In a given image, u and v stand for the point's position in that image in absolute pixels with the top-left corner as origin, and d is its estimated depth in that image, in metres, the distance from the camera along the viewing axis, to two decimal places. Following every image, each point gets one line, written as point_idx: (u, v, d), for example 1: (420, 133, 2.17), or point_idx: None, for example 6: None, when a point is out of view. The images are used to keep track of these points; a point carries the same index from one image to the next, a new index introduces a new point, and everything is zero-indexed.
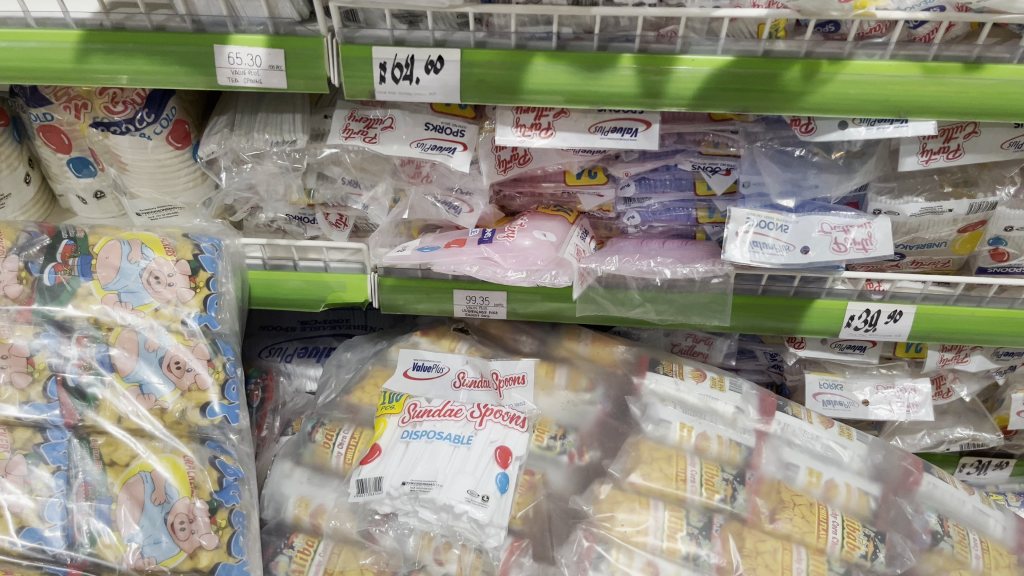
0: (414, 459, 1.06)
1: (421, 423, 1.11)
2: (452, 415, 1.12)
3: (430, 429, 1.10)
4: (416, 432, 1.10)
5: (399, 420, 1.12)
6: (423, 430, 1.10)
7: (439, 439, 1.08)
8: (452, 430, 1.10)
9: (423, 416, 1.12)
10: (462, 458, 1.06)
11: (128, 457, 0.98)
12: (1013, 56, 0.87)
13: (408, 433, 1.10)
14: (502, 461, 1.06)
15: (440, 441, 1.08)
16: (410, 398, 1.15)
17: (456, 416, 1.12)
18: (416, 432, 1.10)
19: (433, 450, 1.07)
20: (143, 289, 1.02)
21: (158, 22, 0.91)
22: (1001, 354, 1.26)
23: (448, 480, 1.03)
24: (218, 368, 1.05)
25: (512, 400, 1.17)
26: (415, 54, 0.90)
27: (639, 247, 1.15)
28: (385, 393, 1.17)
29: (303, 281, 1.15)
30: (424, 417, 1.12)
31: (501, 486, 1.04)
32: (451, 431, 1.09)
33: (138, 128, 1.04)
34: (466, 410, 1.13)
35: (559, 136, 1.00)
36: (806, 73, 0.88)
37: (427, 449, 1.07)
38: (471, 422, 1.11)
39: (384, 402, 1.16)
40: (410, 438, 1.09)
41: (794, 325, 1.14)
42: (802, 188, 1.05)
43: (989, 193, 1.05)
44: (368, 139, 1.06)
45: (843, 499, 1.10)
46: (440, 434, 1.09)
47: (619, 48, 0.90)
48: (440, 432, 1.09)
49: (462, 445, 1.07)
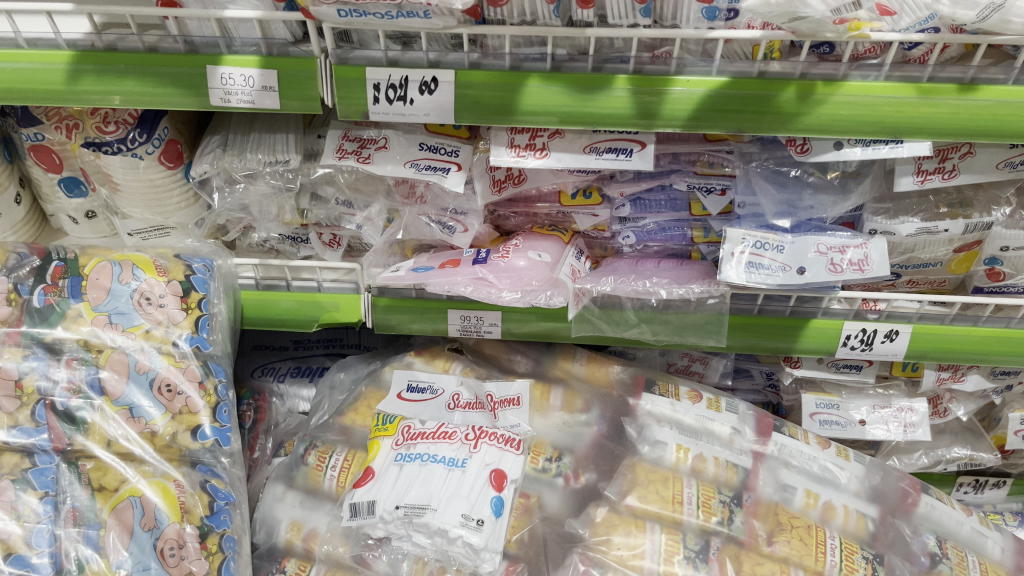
0: (408, 483, 1.05)
1: (415, 446, 1.10)
2: (447, 438, 1.11)
3: (424, 451, 1.09)
4: (410, 455, 1.08)
5: (393, 442, 1.11)
6: (416, 453, 1.09)
7: (433, 462, 1.07)
8: (445, 453, 1.08)
9: (417, 438, 1.11)
10: (457, 481, 1.04)
11: (118, 482, 0.97)
12: (1008, 76, 0.87)
13: (402, 456, 1.08)
14: (497, 484, 1.05)
15: (433, 464, 1.07)
16: (403, 419, 1.14)
17: (450, 438, 1.11)
18: (410, 454, 1.08)
19: (427, 473, 1.05)
20: (134, 310, 1.02)
21: (151, 43, 0.90)
22: (997, 373, 1.25)
23: (442, 505, 1.02)
24: (210, 391, 1.03)
25: (509, 422, 1.16)
26: (408, 75, 0.89)
27: (634, 267, 1.14)
28: (379, 414, 1.16)
29: (295, 301, 1.14)
30: (418, 439, 1.11)
31: (495, 509, 1.03)
32: (446, 454, 1.08)
33: (130, 148, 1.03)
34: (461, 433, 1.12)
35: (553, 156, 0.99)
36: (801, 94, 0.88)
37: (420, 473, 1.06)
38: (466, 445, 1.10)
39: (378, 424, 1.14)
40: (404, 461, 1.08)
41: (790, 344, 1.14)
42: (798, 209, 1.04)
43: (984, 213, 1.05)
44: (361, 159, 1.05)
45: (841, 521, 1.09)
46: (435, 457, 1.08)
47: (614, 70, 0.89)
48: (433, 454, 1.08)
49: (456, 468, 1.06)
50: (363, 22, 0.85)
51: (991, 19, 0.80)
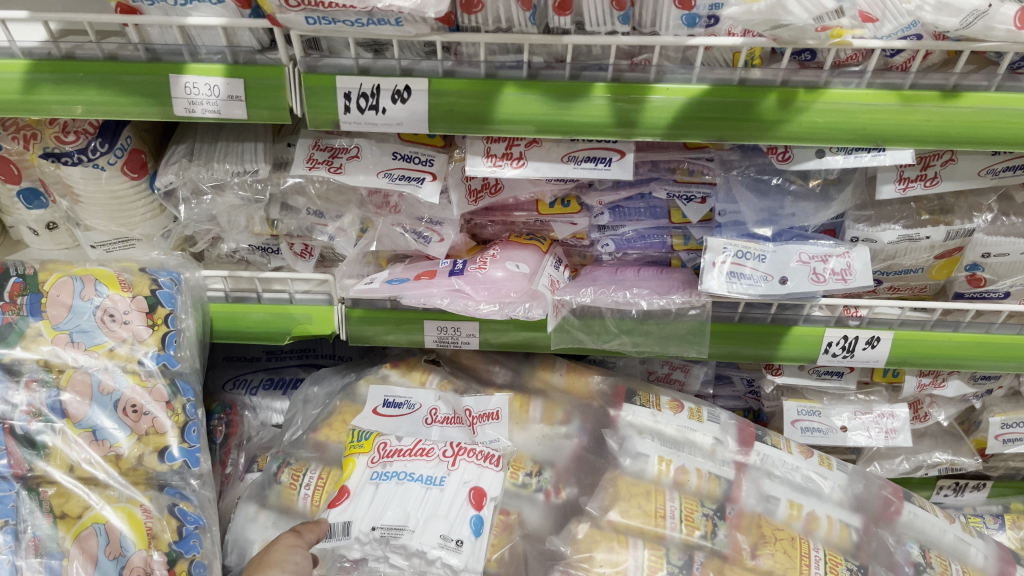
0: (386, 503, 1.02)
1: (391, 464, 1.07)
2: (425, 454, 1.08)
3: (400, 470, 1.06)
4: (386, 473, 1.05)
5: (369, 460, 1.08)
6: (393, 471, 1.06)
7: (410, 481, 1.04)
8: (423, 471, 1.06)
9: (393, 456, 1.08)
10: (435, 501, 1.02)
11: (81, 508, 0.93)
12: (990, 83, 0.86)
13: (378, 474, 1.05)
14: (477, 502, 1.03)
15: (410, 484, 1.04)
16: (379, 435, 1.11)
17: (427, 455, 1.08)
18: (386, 473, 1.05)
19: (404, 492, 1.03)
20: (97, 328, 0.98)
21: (110, 51, 0.86)
22: (977, 378, 1.26)
23: (422, 526, 0.99)
24: (178, 411, 1.00)
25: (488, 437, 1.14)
26: (380, 84, 0.86)
27: (614, 276, 1.13)
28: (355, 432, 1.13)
29: (266, 313, 1.10)
30: (394, 457, 1.08)
31: (476, 528, 1.00)
32: (423, 472, 1.05)
33: (91, 159, 0.99)
34: (438, 449, 1.09)
35: (531, 165, 0.97)
36: (782, 101, 0.86)
37: (397, 491, 1.03)
38: (444, 462, 1.07)
39: (355, 442, 1.11)
40: (380, 480, 1.05)
41: (771, 352, 1.12)
42: (780, 217, 1.02)
43: (966, 219, 1.04)
44: (332, 169, 1.02)
45: (825, 532, 1.08)
46: (412, 475, 1.05)
47: (592, 77, 0.87)
48: (410, 473, 1.05)
49: (434, 487, 1.04)
50: (333, 30, 0.82)
51: (974, 26, 0.79)
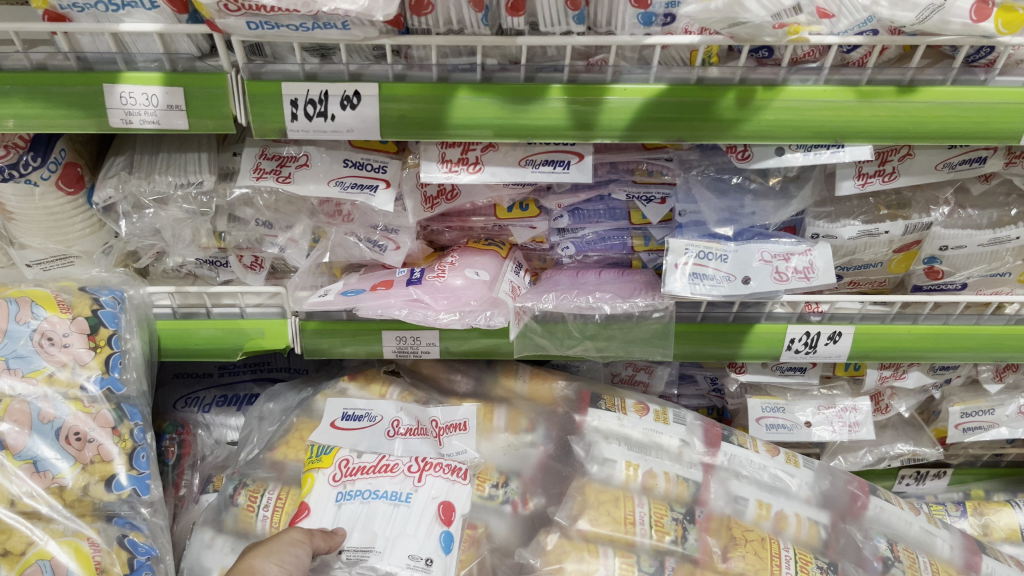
0: (351, 526, 0.99)
1: (354, 483, 1.04)
2: (390, 470, 1.06)
3: (365, 488, 1.03)
4: (349, 493, 1.02)
5: (329, 477, 1.04)
6: (357, 490, 1.03)
7: (375, 499, 1.02)
8: (388, 488, 1.03)
9: (357, 475, 1.05)
10: (403, 519, 1.00)
11: (24, 545, 0.87)
12: (946, 77, 0.85)
13: (341, 495, 1.02)
14: (445, 518, 1.01)
15: (376, 502, 1.01)
16: (340, 452, 1.08)
17: (392, 471, 1.05)
18: (349, 492, 1.02)
19: (370, 514, 1.00)
20: (34, 353, 0.93)
21: (38, 60, 0.81)
22: (936, 369, 1.26)
23: (389, 546, 0.97)
24: (125, 436, 0.96)
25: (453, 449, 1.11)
26: (329, 89, 0.83)
27: (575, 280, 1.11)
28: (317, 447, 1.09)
29: (217, 329, 1.06)
30: (358, 475, 1.05)
31: (446, 546, 0.98)
32: (388, 489, 1.03)
33: (23, 174, 0.93)
34: (403, 465, 1.06)
35: (487, 170, 0.94)
36: (740, 100, 0.84)
37: (362, 511, 1.00)
38: (409, 478, 1.04)
39: (318, 456, 1.07)
40: (343, 500, 1.02)
41: (734, 351, 1.11)
42: (740, 216, 1.01)
43: (923, 213, 1.04)
44: (281, 179, 0.98)
45: (794, 531, 1.07)
46: (377, 494, 1.02)
47: (548, 78, 0.84)
48: (374, 491, 1.03)
49: (400, 505, 1.01)
50: (276, 35, 0.78)
51: (930, 20, 0.78)
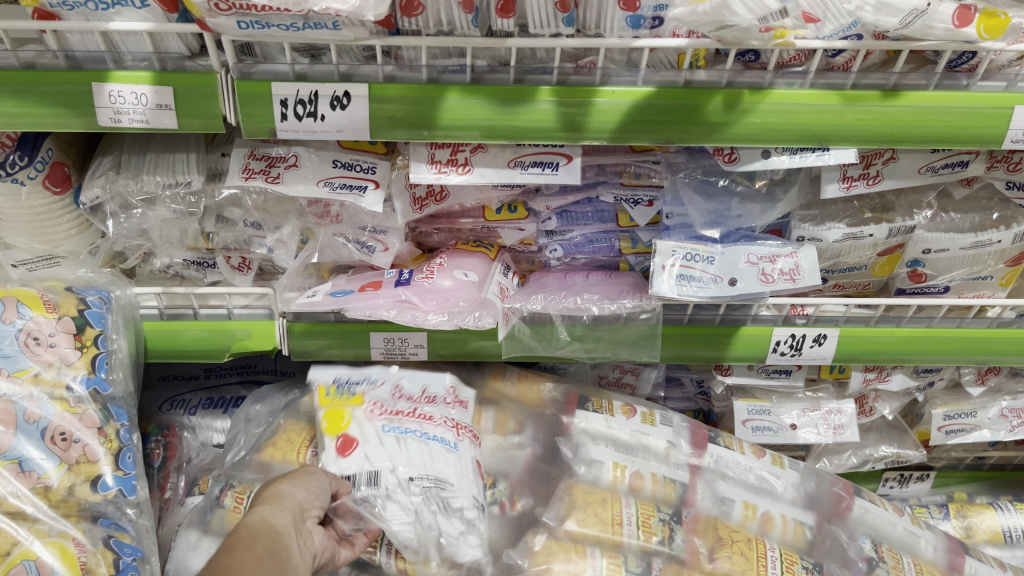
0: (413, 456, 0.99)
1: (403, 421, 1.04)
2: (429, 417, 1.06)
3: (413, 429, 1.03)
4: (397, 429, 1.02)
5: (366, 414, 1.05)
6: (406, 428, 1.03)
7: (430, 440, 1.02)
8: (434, 431, 1.03)
9: (399, 416, 1.05)
10: (457, 462, 1.01)
11: (9, 544, 0.86)
12: (929, 82, 0.87)
13: (389, 429, 1.02)
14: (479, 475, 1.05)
15: (429, 442, 1.01)
16: (365, 397, 1.09)
17: (433, 420, 1.05)
18: (398, 428, 1.02)
19: (430, 453, 1.00)
20: (20, 352, 0.93)
21: (27, 59, 0.81)
22: (919, 371, 1.28)
23: (461, 481, 1.00)
24: (111, 437, 0.96)
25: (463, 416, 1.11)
26: (318, 90, 0.83)
27: (563, 282, 1.11)
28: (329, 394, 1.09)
29: (203, 330, 1.05)
30: (401, 416, 1.05)
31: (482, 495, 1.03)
32: (436, 433, 1.03)
33: (10, 173, 0.93)
34: (439, 415, 1.07)
35: (476, 171, 0.94)
36: (727, 103, 0.85)
37: (421, 448, 1.00)
38: (449, 429, 1.05)
39: (342, 411, 1.05)
40: (391, 434, 1.02)
41: (720, 353, 1.12)
42: (726, 218, 1.02)
43: (907, 216, 1.05)
44: (270, 179, 0.98)
45: (780, 532, 1.08)
46: (428, 434, 1.03)
47: (537, 80, 0.85)
48: (425, 431, 1.03)
49: (454, 449, 1.02)
50: (266, 35, 0.79)
51: (913, 25, 0.80)
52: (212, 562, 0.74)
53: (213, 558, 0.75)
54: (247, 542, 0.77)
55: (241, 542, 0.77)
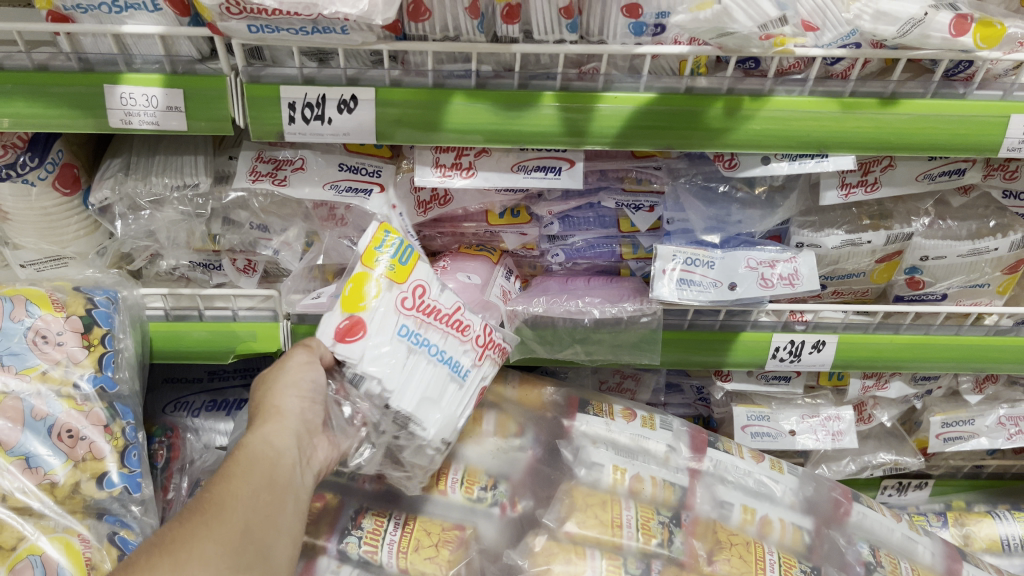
0: (415, 377, 0.93)
1: (425, 327, 0.94)
2: (461, 329, 0.96)
3: (431, 340, 0.94)
4: (415, 335, 0.93)
5: (399, 296, 0.92)
6: (425, 338, 0.94)
7: (440, 361, 0.95)
8: (452, 353, 0.96)
9: (428, 316, 0.94)
10: (452, 397, 0.96)
11: (15, 539, 0.87)
12: (926, 90, 0.88)
13: (407, 332, 0.92)
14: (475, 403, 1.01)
15: (440, 366, 0.94)
16: (417, 272, 0.95)
17: (463, 331, 0.97)
18: (416, 335, 0.93)
19: (432, 374, 0.94)
20: (28, 350, 0.94)
21: (41, 61, 0.83)
22: (917, 379, 1.29)
23: (448, 415, 0.96)
24: (117, 434, 0.97)
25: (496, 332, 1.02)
26: (326, 94, 0.84)
27: (565, 286, 1.12)
28: (384, 236, 0.93)
29: (207, 331, 1.06)
30: (430, 318, 0.94)
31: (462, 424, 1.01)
32: (452, 355, 0.96)
33: (20, 174, 0.94)
34: (474, 329, 0.98)
35: (480, 175, 0.96)
36: (727, 110, 0.87)
37: (424, 367, 0.94)
38: (472, 351, 0.98)
39: (395, 261, 0.93)
40: (405, 338, 0.92)
41: (720, 359, 1.13)
42: (727, 224, 1.04)
43: (904, 224, 1.07)
44: (277, 181, 0.99)
45: (778, 535, 1.09)
46: (445, 355, 0.95)
47: (540, 86, 0.87)
48: (445, 351, 0.95)
49: (458, 380, 0.97)
50: (276, 38, 0.80)
51: (911, 34, 0.81)
52: (208, 488, 0.75)
53: (209, 484, 0.76)
54: (244, 470, 0.78)
55: (239, 469, 0.78)
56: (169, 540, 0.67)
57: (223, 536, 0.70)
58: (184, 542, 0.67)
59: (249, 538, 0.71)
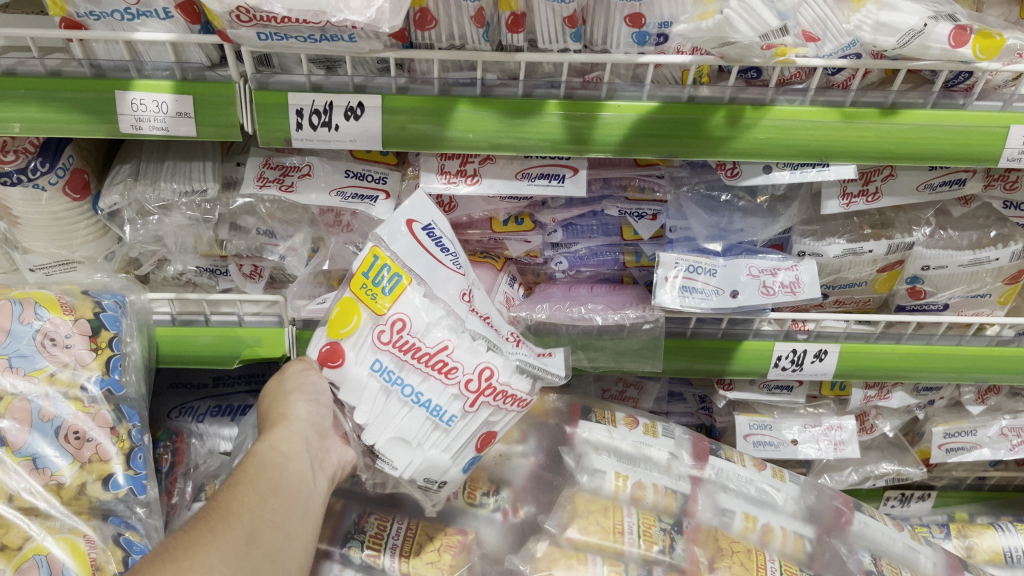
0: (388, 417, 0.90)
1: (404, 366, 0.90)
2: (443, 372, 0.89)
3: (407, 379, 0.90)
4: (389, 372, 0.90)
5: (375, 327, 0.91)
6: (400, 377, 0.90)
7: (415, 403, 0.90)
8: (432, 397, 0.90)
9: (406, 354, 0.90)
10: (435, 440, 0.91)
11: (21, 539, 0.88)
12: (926, 100, 0.89)
13: (381, 367, 0.91)
14: (481, 445, 0.94)
15: (416, 409, 0.90)
16: (401, 304, 0.90)
17: (447, 374, 0.90)
18: (390, 372, 0.90)
19: (406, 414, 0.90)
20: (37, 352, 0.95)
21: (52, 67, 0.84)
22: (919, 389, 1.29)
23: (428, 459, 0.91)
24: (123, 437, 0.98)
25: (505, 375, 0.92)
26: (333, 101, 0.86)
27: (568, 294, 1.13)
28: (372, 261, 0.92)
29: (213, 336, 1.06)
30: (408, 356, 0.90)
31: (464, 468, 0.94)
32: (431, 399, 0.90)
33: (31, 179, 0.95)
34: (462, 370, 0.90)
35: (485, 182, 0.97)
36: (729, 119, 0.88)
37: (397, 406, 0.90)
38: (461, 397, 0.90)
39: (377, 289, 0.91)
40: (379, 373, 0.91)
41: (723, 367, 1.13)
42: (728, 233, 1.05)
43: (906, 233, 1.08)
44: (284, 187, 1.01)
45: (779, 544, 1.09)
46: (424, 399, 0.90)
47: (544, 95, 0.88)
48: (420, 394, 0.90)
49: (440, 426, 0.90)
50: (284, 46, 0.82)
51: (910, 45, 0.82)
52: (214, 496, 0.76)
53: (214, 494, 0.77)
54: (250, 477, 0.79)
55: (246, 477, 0.79)
56: (173, 547, 0.69)
57: (225, 544, 0.71)
58: (188, 550, 0.68)
59: (253, 545, 0.72)
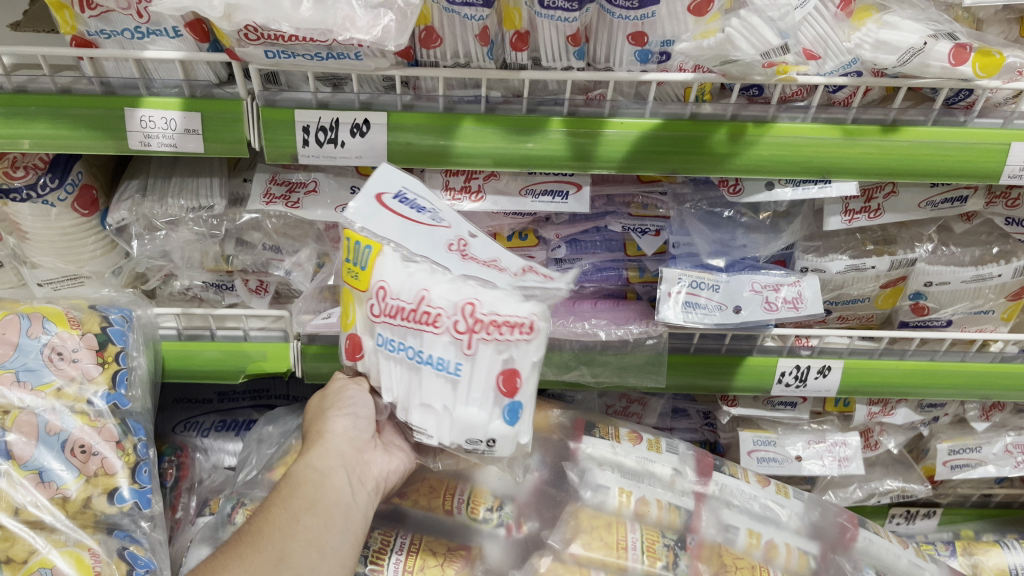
0: (410, 387, 0.88)
1: (400, 333, 0.86)
2: (431, 324, 0.84)
3: (409, 343, 0.86)
4: (391, 343, 0.87)
5: (365, 303, 0.87)
6: (403, 344, 0.86)
7: (422, 364, 0.86)
8: (433, 354, 0.85)
9: (395, 318, 0.85)
10: (456, 395, 0.86)
11: (27, 552, 0.89)
12: (927, 118, 0.90)
13: (384, 341, 0.87)
14: (508, 386, 0.85)
15: (424, 371, 0.86)
16: (378, 272, 0.86)
17: (437, 326, 0.84)
18: (392, 343, 0.87)
19: (419, 380, 0.86)
20: (44, 366, 0.95)
21: (63, 84, 0.86)
22: (924, 406, 1.29)
23: (455, 418, 0.86)
24: (128, 451, 0.98)
25: (495, 306, 0.84)
26: (339, 118, 0.87)
27: (572, 308, 1.13)
28: (349, 243, 0.88)
29: (219, 351, 1.07)
30: (399, 320, 0.85)
31: (509, 418, 0.87)
32: (434, 354, 0.85)
33: (41, 195, 0.96)
34: (447, 316, 0.83)
35: (489, 200, 0.99)
36: (731, 135, 0.88)
37: (412, 373, 0.87)
38: (459, 343, 0.84)
39: (356, 268, 0.88)
40: (386, 347, 0.87)
41: (726, 383, 1.13)
42: (731, 249, 1.06)
43: (908, 249, 1.08)
44: (290, 204, 1.02)
45: (784, 560, 1.09)
46: (427, 359, 0.85)
47: (548, 112, 0.89)
48: (421, 354, 0.85)
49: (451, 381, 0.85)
50: (291, 64, 0.83)
51: (911, 63, 0.83)
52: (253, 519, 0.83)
53: (253, 516, 0.84)
54: (283, 498, 0.85)
55: (281, 497, 0.85)
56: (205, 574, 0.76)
57: (256, 567, 0.77)
58: None
59: (281, 565, 0.78)
